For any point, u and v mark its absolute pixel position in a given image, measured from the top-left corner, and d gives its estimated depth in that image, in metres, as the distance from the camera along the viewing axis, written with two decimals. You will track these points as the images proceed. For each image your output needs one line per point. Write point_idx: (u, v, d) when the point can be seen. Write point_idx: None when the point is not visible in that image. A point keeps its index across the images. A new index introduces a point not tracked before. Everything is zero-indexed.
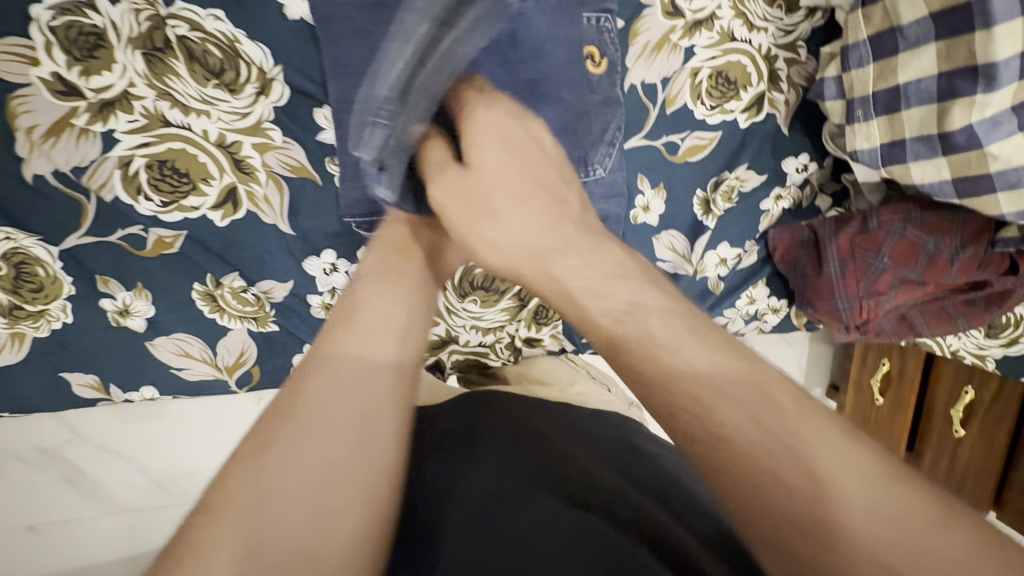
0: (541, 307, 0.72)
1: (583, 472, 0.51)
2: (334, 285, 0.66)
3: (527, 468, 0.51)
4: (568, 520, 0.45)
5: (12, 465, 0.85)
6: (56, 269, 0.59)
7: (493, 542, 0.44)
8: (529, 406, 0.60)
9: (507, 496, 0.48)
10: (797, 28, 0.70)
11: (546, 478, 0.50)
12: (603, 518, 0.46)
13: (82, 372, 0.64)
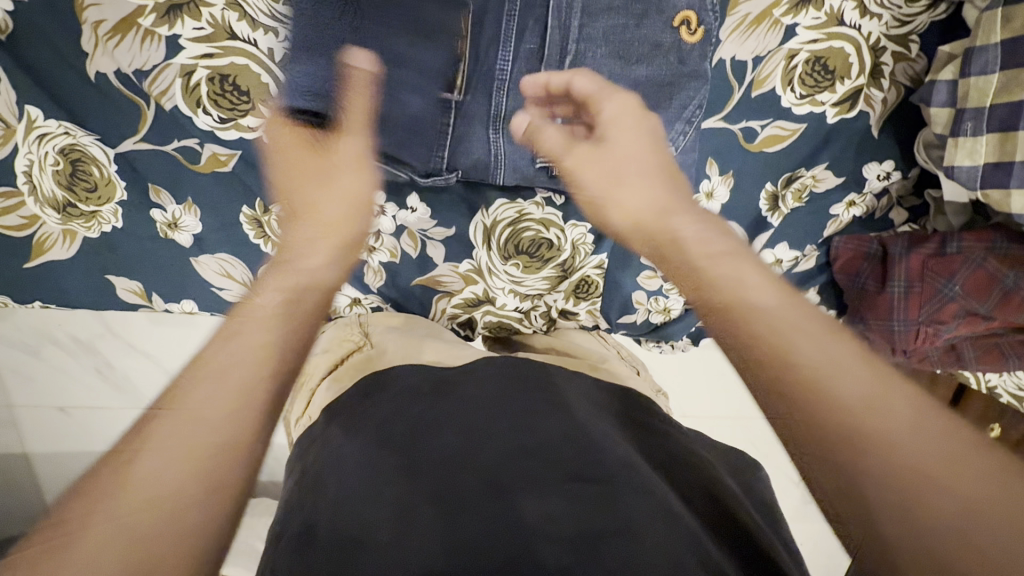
0: (583, 281, 0.70)
1: (591, 444, 0.50)
2: (380, 228, 0.64)
3: (541, 441, 0.49)
4: (566, 497, 0.45)
5: (49, 348, 0.92)
6: (110, 172, 0.59)
7: (487, 529, 0.42)
8: (534, 372, 0.59)
9: (512, 476, 0.46)
10: (914, 20, 0.64)
11: (553, 450, 0.49)
12: (616, 490, 0.45)
13: (127, 278, 0.64)
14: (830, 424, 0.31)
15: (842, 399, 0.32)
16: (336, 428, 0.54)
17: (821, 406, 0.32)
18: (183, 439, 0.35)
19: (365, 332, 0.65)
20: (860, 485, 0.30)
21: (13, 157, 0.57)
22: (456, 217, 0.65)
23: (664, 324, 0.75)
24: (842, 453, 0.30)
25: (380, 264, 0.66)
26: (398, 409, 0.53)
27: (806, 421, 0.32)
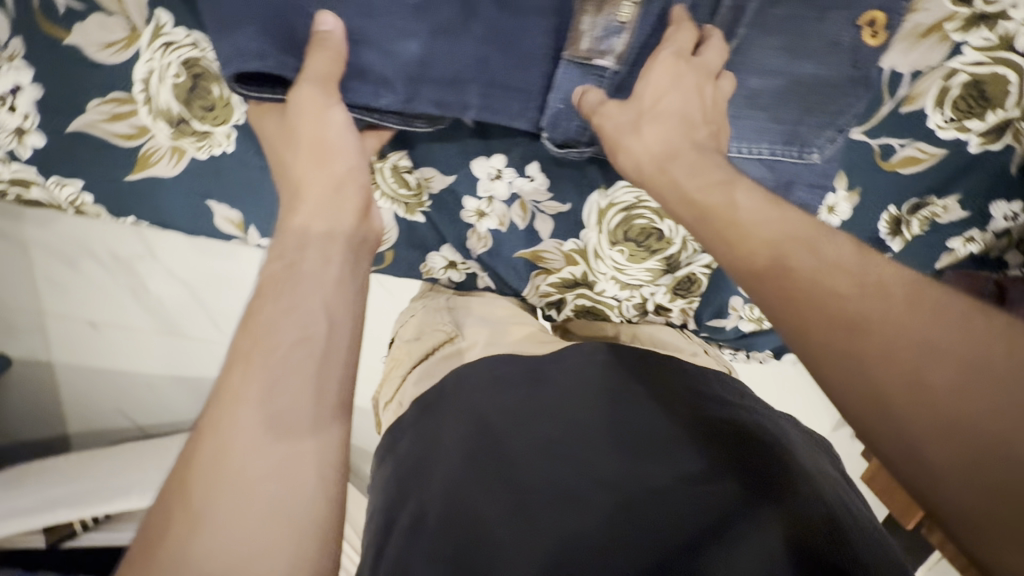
0: (686, 278, 0.68)
1: (688, 441, 0.50)
2: (493, 194, 0.62)
3: (637, 441, 0.50)
4: (677, 495, 0.45)
5: None
6: (232, 93, 0.56)
7: (584, 524, 0.44)
8: (615, 363, 0.59)
9: (614, 473, 0.47)
10: None
11: (652, 448, 0.50)
12: (727, 488, 0.46)
13: (228, 207, 0.62)
14: (862, 336, 0.32)
15: (864, 310, 0.33)
16: (429, 418, 0.55)
17: (870, 326, 0.32)
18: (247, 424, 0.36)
19: (456, 323, 0.64)
20: (878, 388, 0.31)
21: (132, 63, 0.54)
22: (572, 193, 0.62)
23: (753, 333, 0.73)
24: (873, 366, 0.31)
25: (487, 231, 0.64)
26: (486, 399, 0.54)
27: (844, 346, 0.32)
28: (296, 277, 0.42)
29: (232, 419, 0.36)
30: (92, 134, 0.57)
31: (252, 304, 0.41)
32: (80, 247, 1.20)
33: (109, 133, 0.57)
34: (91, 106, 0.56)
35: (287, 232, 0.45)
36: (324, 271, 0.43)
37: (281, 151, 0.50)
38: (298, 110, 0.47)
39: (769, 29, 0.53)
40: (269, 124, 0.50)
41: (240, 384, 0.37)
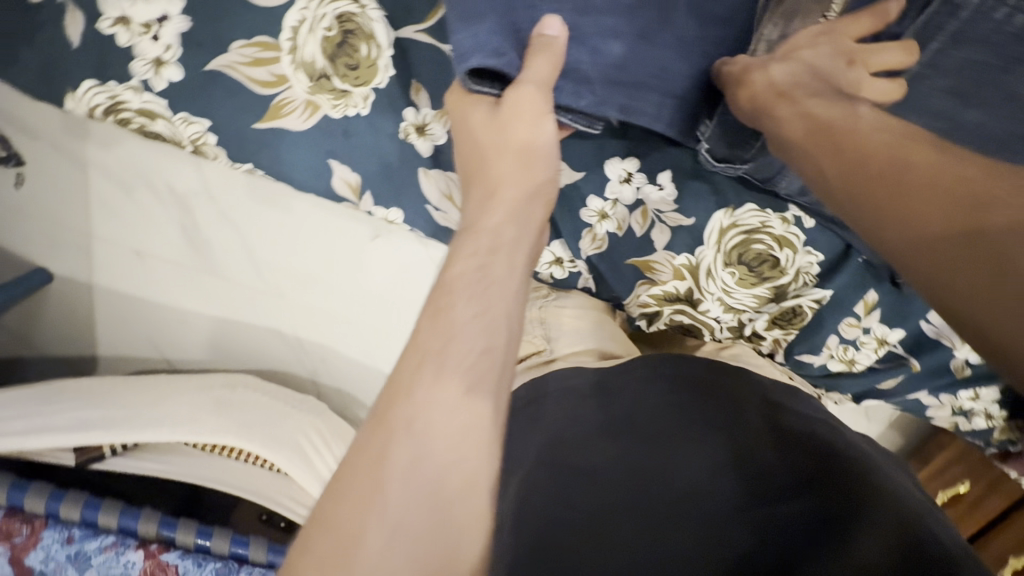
0: (791, 310, 0.66)
1: (776, 456, 0.49)
2: (619, 197, 0.60)
3: (710, 455, 0.49)
4: (760, 512, 0.44)
5: None
6: (380, 55, 0.54)
7: (654, 531, 0.43)
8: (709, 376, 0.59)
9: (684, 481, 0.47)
10: None
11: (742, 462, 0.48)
12: (812, 506, 0.44)
13: (349, 169, 0.60)
14: (877, 179, 0.43)
15: (850, 154, 0.45)
16: (541, 408, 0.57)
17: (887, 178, 0.43)
18: (433, 418, 0.38)
19: (547, 337, 0.67)
20: (892, 212, 0.41)
21: (286, 9, 0.52)
22: (698, 208, 0.61)
23: (840, 374, 0.72)
24: (887, 206, 0.42)
25: (604, 234, 0.62)
26: (593, 403, 0.56)
27: (859, 192, 0.43)
28: (483, 283, 0.43)
29: (414, 409, 0.39)
30: (229, 75, 0.55)
31: (440, 300, 0.42)
32: (146, 176, 1.19)
33: (247, 77, 0.55)
34: (235, 46, 0.54)
35: (478, 230, 0.46)
36: (506, 281, 0.44)
37: (481, 145, 0.50)
38: (514, 110, 0.48)
39: (942, 74, 0.52)
40: (476, 116, 0.50)
41: (427, 380, 0.39)
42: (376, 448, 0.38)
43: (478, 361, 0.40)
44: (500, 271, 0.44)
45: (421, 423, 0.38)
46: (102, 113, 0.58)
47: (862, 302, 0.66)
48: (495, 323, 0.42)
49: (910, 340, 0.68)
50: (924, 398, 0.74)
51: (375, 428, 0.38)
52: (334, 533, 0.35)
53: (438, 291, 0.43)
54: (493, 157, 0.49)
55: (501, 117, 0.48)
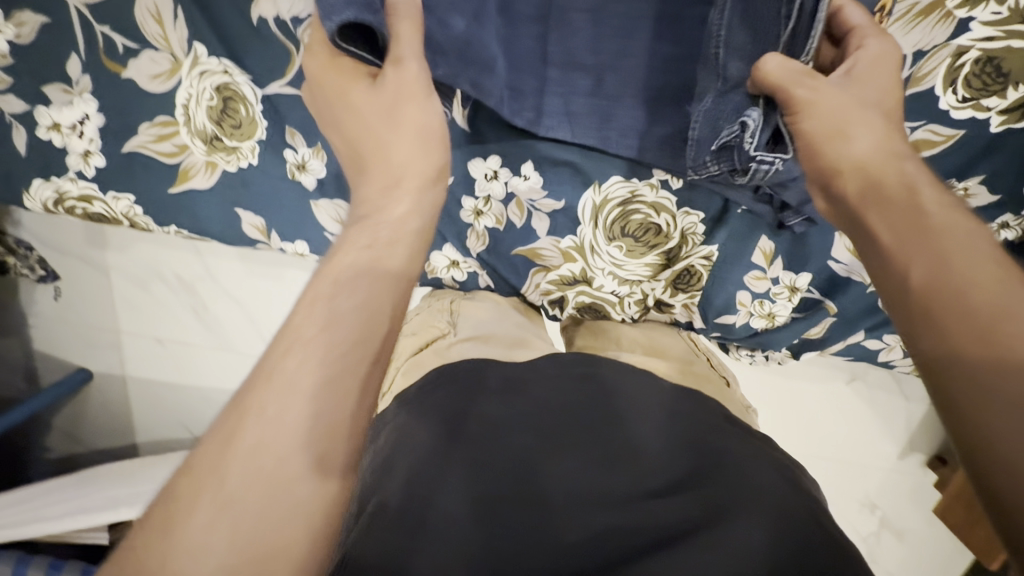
0: (686, 272, 0.67)
1: (665, 454, 0.50)
2: (490, 193, 0.65)
3: (611, 452, 0.50)
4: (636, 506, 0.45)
5: None
6: (255, 111, 0.63)
7: (547, 527, 0.44)
8: (616, 371, 0.59)
9: (568, 473, 0.47)
10: None
11: (637, 462, 0.49)
12: (692, 501, 0.45)
13: (252, 213, 0.69)
14: (955, 277, 0.36)
15: (913, 219, 0.39)
16: (439, 389, 0.57)
17: (967, 282, 0.35)
18: (283, 409, 0.35)
19: (451, 322, 0.69)
20: (968, 322, 0.34)
21: (176, 90, 0.63)
22: (566, 190, 0.65)
23: (765, 330, 0.71)
24: (960, 316, 0.34)
25: (485, 229, 0.67)
26: (492, 389, 0.56)
27: (912, 282, 0.37)
28: (368, 274, 0.42)
29: (269, 390, 0.35)
30: (142, 153, 0.66)
31: (323, 288, 0.41)
32: (148, 268, 1.34)
33: (156, 152, 0.66)
34: (142, 128, 0.65)
35: (382, 216, 0.46)
36: (389, 280, 0.43)
37: (359, 121, 0.51)
38: (399, 93, 0.50)
39: None
40: (358, 94, 0.50)
41: (292, 367, 0.36)
42: (231, 427, 0.34)
43: (358, 344, 0.38)
44: (390, 268, 0.43)
45: (282, 410, 0.34)
46: (52, 205, 0.69)
47: (759, 251, 0.66)
48: (374, 317, 0.40)
49: (822, 283, 0.67)
50: (868, 343, 0.71)
51: (229, 409, 0.35)
52: (167, 502, 0.32)
53: (322, 279, 0.41)
54: (376, 135, 0.50)
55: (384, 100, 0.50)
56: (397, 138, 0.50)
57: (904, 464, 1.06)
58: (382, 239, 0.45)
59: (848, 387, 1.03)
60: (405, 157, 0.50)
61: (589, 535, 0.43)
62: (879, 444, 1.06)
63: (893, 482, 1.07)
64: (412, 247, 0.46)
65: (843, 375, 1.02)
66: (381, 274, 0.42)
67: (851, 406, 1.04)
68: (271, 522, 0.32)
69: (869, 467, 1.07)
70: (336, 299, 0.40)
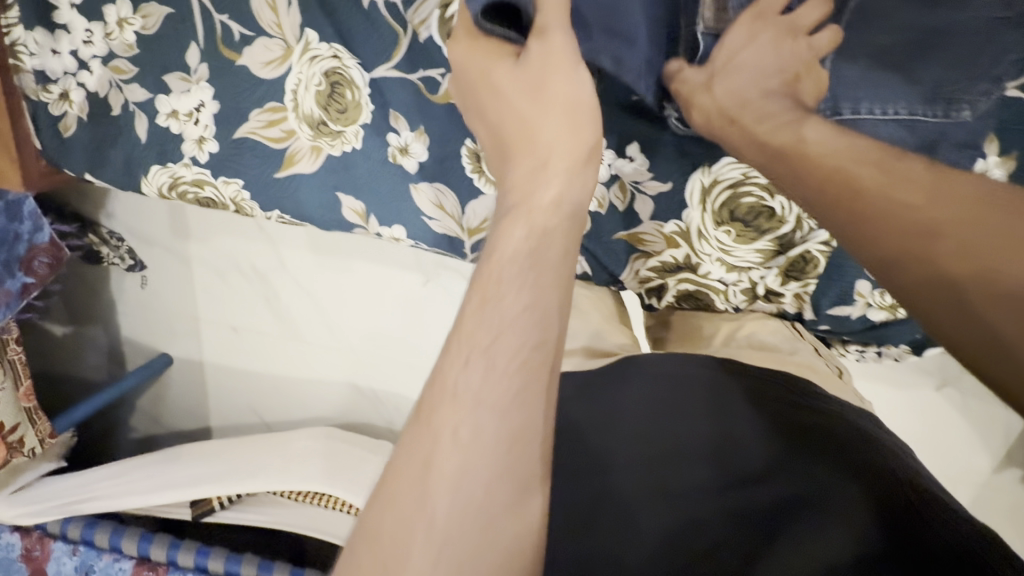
0: (800, 258, 0.63)
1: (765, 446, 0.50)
2: (594, 176, 0.64)
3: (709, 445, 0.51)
4: (738, 502, 0.47)
5: None
6: (362, 95, 0.64)
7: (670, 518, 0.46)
8: (704, 370, 0.58)
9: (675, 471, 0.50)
10: None
11: (740, 459, 0.49)
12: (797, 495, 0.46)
13: (353, 197, 0.69)
14: (881, 206, 0.40)
15: (862, 190, 0.41)
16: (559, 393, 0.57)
17: (878, 203, 0.40)
18: (479, 424, 0.35)
19: None
20: (915, 247, 0.38)
21: (286, 75, 0.64)
22: (674, 172, 0.62)
23: (884, 323, 0.66)
24: (929, 238, 0.38)
25: (586, 213, 0.66)
26: (590, 396, 0.56)
27: (873, 238, 0.39)
28: (531, 270, 0.39)
29: (458, 403, 0.36)
30: (252, 138, 0.68)
31: (474, 302, 0.38)
32: (230, 259, 1.40)
33: (265, 137, 0.67)
34: (253, 114, 0.67)
35: (533, 201, 0.41)
36: (553, 274, 0.39)
37: (497, 104, 0.47)
38: (546, 65, 0.46)
39: None
40: (500, 73, 0.47)
41: (462, 385, 0.36)
42: (426, 450, 0.35)
43: (536, 350, 0.37)
44: (551, 255, 0.39)
45: (466, 430, 0.35)
46: (166, 190, 0.73)
47: None
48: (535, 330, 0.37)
49: None
50: None
51: (420, 429, 0.36)
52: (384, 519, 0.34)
53: (476, 290, 0.38)
54: (518, 111, 0.46)
55: (526, 73, 0.46)
56: (551, 112, 0.44)
57: (1000, 477, 0.97)
58: (542, 221, 0.40)
59: (936, 394, 0.95)
60: (562, 133, 0.43)
61: (694, 527, 0.45)
62: (982, 455, 0.97)
63: (985, 497, 0.99)
64: (569, 235, 0.41)
65: (933, 381, 0.94)
66: (543, 268, 0.39)
67: (936, 412, 0.96)
68: (479, 534, 0.33)
69: (962, 479, 0.99)
70: (504, 302, 0.37)
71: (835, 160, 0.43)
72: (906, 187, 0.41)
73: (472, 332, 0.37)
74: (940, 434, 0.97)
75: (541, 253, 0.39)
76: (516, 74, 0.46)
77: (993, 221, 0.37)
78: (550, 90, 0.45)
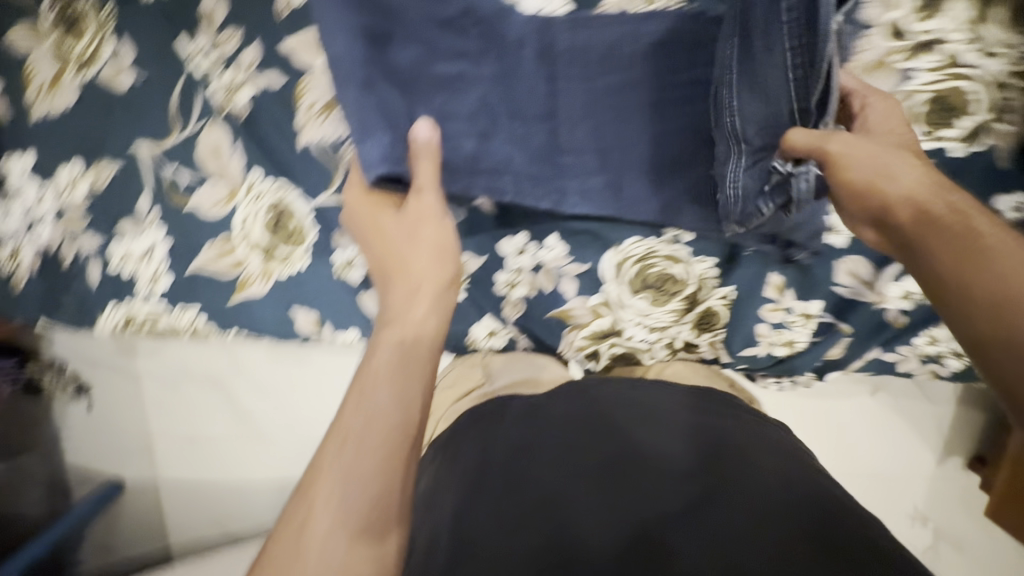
0: (706, 313, 0.74)
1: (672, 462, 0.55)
2: (521, 266, 0.72)
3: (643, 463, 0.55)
4: (679, 508, 0.50)
5: None
6: (305, 222, 0.71)
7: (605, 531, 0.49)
8: (619, 399, 0.64)
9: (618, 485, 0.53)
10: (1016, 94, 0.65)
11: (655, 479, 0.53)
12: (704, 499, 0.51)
13: (306, 309, 0.75)
14: (946, 242, 0.47)
15: (910, 203, 0.51)
16: (470, 439, 0.62)
17: (941, 232, 0.48)
18: (347, 490, 0.46)
19: (486, 372, 0.75)
20: (967, 271, 0.45)
21: (233, 212, 0.71)
22: (588, 254, 0.72)
23: (788, 357, 0.76)
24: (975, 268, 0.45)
25: (519, 297, 0.74)
26: (523, 418, 0.62)
27: (927, 252, 0.48)
28: (393, 373, 0.51)
29: (331, 472, 0.46)
30: (205, 269, 0.73)
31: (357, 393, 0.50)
32: (185, 371, 1.38)
33: (218, 267, 0.73)
34: (205, 249, 0.72)
35: (401, 320, 0.56)
36: (409, 373, 0.52)
37: (377, 244, 0.61)
38: (418, 219, 0.60)
39: None
40: (386, 222, 0.60)
41: (341, 454, 0.47)
42: (305, 516, 0.45)
43: (394, 433, 0.48)
44: (413, 363, 0.53)
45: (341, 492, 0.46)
46: (122, 326, 0.76)
47: (770, 286, 0.73)
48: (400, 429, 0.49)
49: (832, 307, 0.73)
50: (885, 356, 0.76)
51: (301, 499, 0.46)
52: (268, 561, 0.45)
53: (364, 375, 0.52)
54: (395, 249, 0.60)
55: (391, 222, 0.60)
56: (421, 249, 0.59)
57: (945, 468, 1.09)
58: (400, 332, 0.54)
59: (873, 399, 1.06)
60: (446, 265, 0.60)
61: (634, 532, 0.48)
62: (911, 454, 1.08)
63: (939, 488, 1.09)
64: (427, 353, 0.54)
65: (867, 386, 1.06)
66: (398, 366, 0.52)
67: (877, 416, 1.07)
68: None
69: (915, 476, 1.09)
70: (372, 395, 0.49)
71: (894, 188, 0.52)
72: (938, 203, 0.50)
73: (348, 419, 0.49)
74: (886, 435, 1.07)
75: (406, 355, 0.53)
76: (395, 219, 0.60)
77: (989, 258, 0.45)
78: (427, 232, 0.59)
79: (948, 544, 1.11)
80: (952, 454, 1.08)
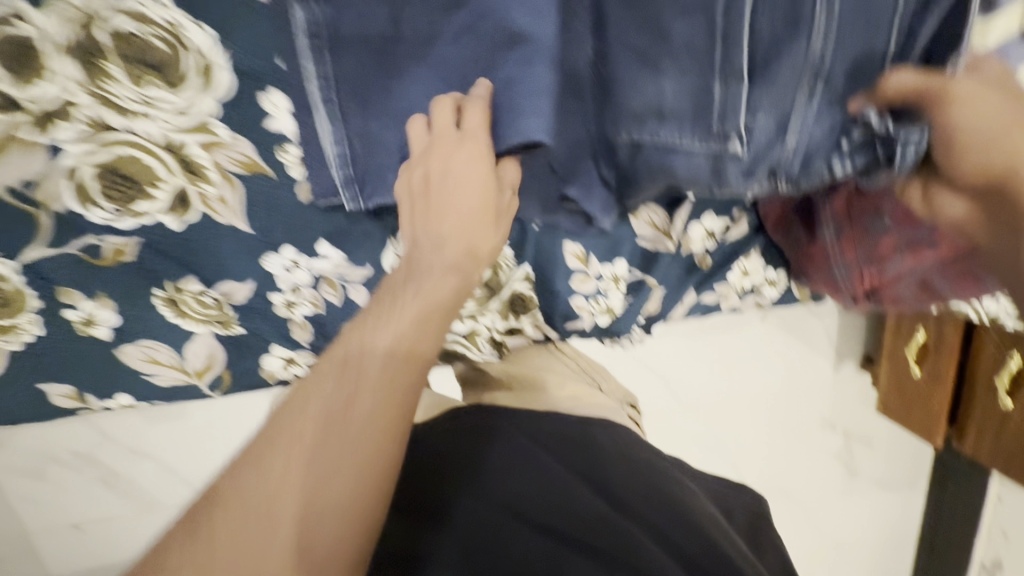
0: (515, 297, 0.70)
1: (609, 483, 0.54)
2: (296, 282, 0.65)
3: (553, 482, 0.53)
4: (568, 541, 0.50)
5: (52, 470, 0.92)
6: (19, 284, 0.60)
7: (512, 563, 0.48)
8: (569, 427, 0.58)
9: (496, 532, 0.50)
10: None
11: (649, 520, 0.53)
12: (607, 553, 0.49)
13: (58, 382, 0.64)
14: (974, 153, 0.46)
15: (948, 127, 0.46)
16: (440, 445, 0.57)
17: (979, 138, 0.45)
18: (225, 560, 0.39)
19: None
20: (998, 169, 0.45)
21: None
22: (368, 255, 0.65)
23: (611, 322, 0.73)
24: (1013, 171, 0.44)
25: (303, 317, 0.67)
26: (512, 434, 0.57)
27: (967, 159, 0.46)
28: (349, 404, 0.43)
29: (229, 521, 0.40)
30: None
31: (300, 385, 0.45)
32: (44, 458, 0.90)
33: None
34: None
35: (362, 356, 0.46)
36: (399, 421, 0.44)
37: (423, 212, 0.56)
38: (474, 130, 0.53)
39: None
40: (450, 151, 0.53)
41: (266, 464, 0.41)
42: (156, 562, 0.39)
43: (345, 474, 0.42)
44: (370, 400, 0.44)
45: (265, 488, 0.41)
46: None
47: (571, 256, 0.69)
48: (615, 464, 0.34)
49: (639, 262, 0.71)
50: (704, 298, 0.75)
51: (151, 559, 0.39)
52: None
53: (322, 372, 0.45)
54: (427, 175, 0.55)
55: (435, 200, 0.55)
56: (461, 187, 0.55)
57: (842, 374, 1.10)
58: (373, 361, 0.46)
59: (765, 324, 1.04)
60: (502, 197, 0.58)
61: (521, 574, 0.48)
62: (807, 369, 1.08)
63: (839, 396, 1.11)
64: (415, 392, 0.46)
65: (757, 313, 1.03)
66: (386, 402, 0.44)
67: (772, 341, 1.05)
68: None
69: (812, 392, 1.10)
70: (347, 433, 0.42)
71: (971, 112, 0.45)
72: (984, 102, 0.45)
73: (266, 454, 0.42)
74: (780, 360, 1.07)
75: (374, 370, 0.45)
76: (418, 134, 0.55)
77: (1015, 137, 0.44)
78: (453, 165, 0.54)
79: (860, 444, 1.15)
80: (845, 359, 1.10)
